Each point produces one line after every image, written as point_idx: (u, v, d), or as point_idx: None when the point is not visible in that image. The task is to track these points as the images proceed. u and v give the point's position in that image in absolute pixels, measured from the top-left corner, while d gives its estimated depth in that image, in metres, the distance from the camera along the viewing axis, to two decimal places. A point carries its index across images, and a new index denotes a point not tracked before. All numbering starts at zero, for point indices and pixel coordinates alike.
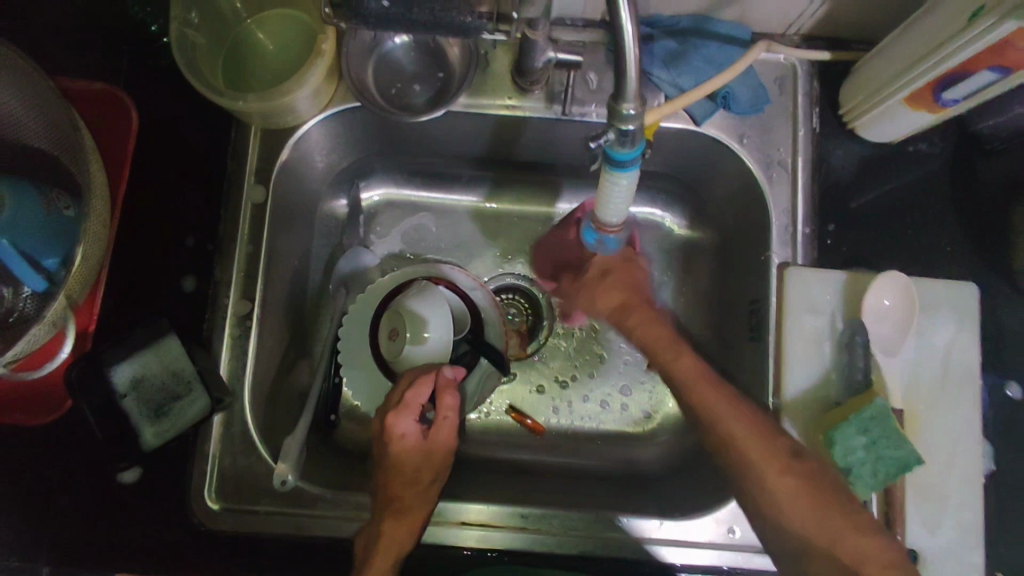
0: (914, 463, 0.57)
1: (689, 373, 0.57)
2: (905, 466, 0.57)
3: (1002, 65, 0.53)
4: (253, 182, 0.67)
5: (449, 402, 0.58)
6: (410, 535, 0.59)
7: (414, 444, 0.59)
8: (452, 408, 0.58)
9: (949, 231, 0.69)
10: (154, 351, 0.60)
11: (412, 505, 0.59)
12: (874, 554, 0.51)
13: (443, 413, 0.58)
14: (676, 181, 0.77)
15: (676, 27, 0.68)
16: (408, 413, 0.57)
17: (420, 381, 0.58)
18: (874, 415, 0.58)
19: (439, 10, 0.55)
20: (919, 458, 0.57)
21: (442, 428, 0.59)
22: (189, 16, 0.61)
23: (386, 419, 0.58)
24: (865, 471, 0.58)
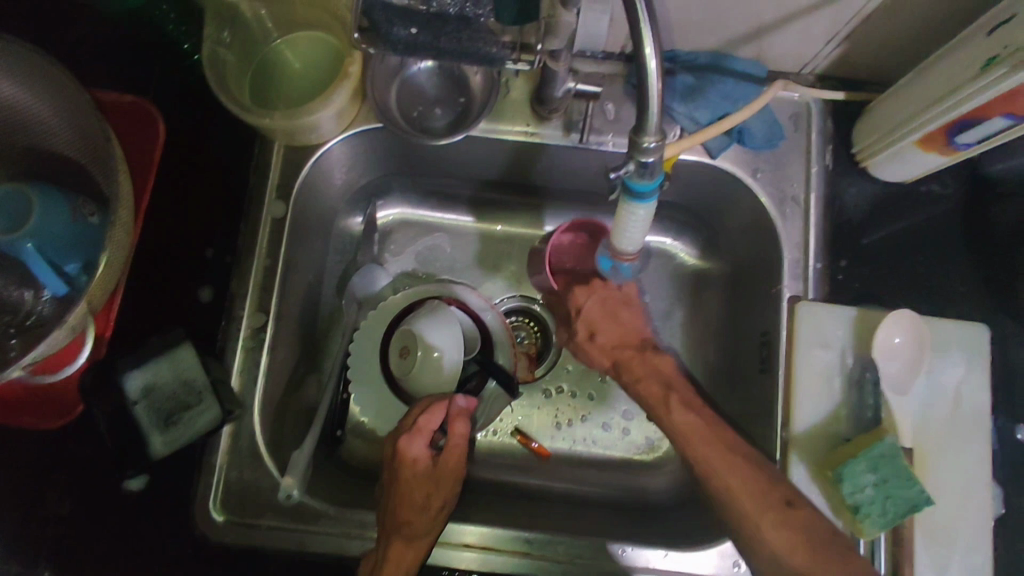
0: (924, 504, 0.56)
1: None
2: (915, 506, 0.57)
3: (1013, 113, 0.54)
4: (273, 197, 0.68)
5: (460, 429, 0.61)
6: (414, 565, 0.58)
7: (424, 471, 0.60)
8: (462, 436, 0.61)
9: (960, 270, 0.69)
10: (168, 360, 0.60)
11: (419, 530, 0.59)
12: None
13: (454, 440, 0.61)
14: (689, 212, 0.78)
15: (695, 62, 0.70)
16: (420, 437, 0.60)
17: (434, 406, 0.61)
18: (884, 453, 0.58)
19: (465, 40, 0.56)
20: (929, 500, 0.56)
21: (451, 456, 0.60)
22: (221, 35, 0.64)
23: (399, 443, 0.60)
24: (875, 509, 0.58)
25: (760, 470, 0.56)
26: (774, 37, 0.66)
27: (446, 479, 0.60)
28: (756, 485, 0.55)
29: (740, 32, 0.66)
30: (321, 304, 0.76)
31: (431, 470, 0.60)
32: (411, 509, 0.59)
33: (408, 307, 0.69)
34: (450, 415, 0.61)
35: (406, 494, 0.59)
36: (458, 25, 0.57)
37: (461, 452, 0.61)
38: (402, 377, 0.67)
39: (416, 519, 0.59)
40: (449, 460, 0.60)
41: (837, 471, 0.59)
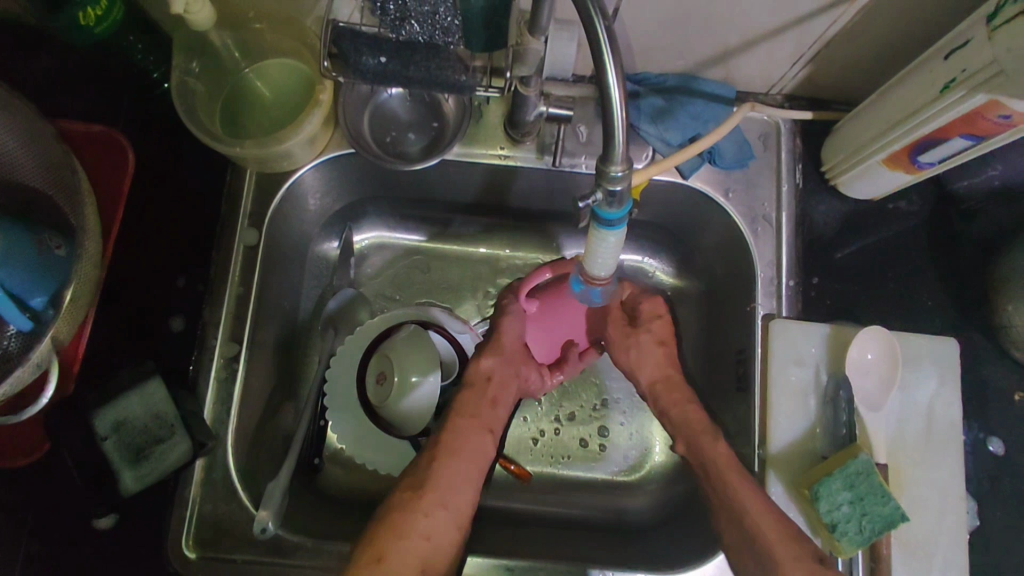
0: (899, 520, 0.57)
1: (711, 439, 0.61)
2: (891, 522, 0.57)
3: (973, 133, 0.55)
4: (246, 225, 0.68)
5: (509, 304, 0.68)
6: (469, 498, 0.58)
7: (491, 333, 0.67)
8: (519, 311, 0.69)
9: (929, 286, 0.71)
10: (138, 393, 0.59)
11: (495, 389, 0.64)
12: None
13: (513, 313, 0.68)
14: (664, 231, 0.79)
15: (664, 84, 0.71)
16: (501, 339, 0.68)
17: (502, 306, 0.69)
18: (858, 471, 0.58)
19: (434, 68, 0.57)
20: (904, 514, 0.57)
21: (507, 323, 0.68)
22: (190, 66, 0.64)
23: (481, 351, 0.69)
24: (851, 527, 0.58)
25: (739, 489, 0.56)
26: (740, 60, 0.68)
27: (508, 354, 0.66)
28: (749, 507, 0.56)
29: (708, 54, 0.67)
30: (297, 330, 0.75)
31: (493, 342, 0.66)
32: (473, 416, 0.62)
33: (382, 333, 0.70)
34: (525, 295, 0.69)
35: (468, 402, 0.63)
36: (427, 54, 0.57)
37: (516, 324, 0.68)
38: (379, 406, 0.67)
39: (480, 424, 0.62)
40: (506, 337, 0.67)
41: (813, 490, 0.60)
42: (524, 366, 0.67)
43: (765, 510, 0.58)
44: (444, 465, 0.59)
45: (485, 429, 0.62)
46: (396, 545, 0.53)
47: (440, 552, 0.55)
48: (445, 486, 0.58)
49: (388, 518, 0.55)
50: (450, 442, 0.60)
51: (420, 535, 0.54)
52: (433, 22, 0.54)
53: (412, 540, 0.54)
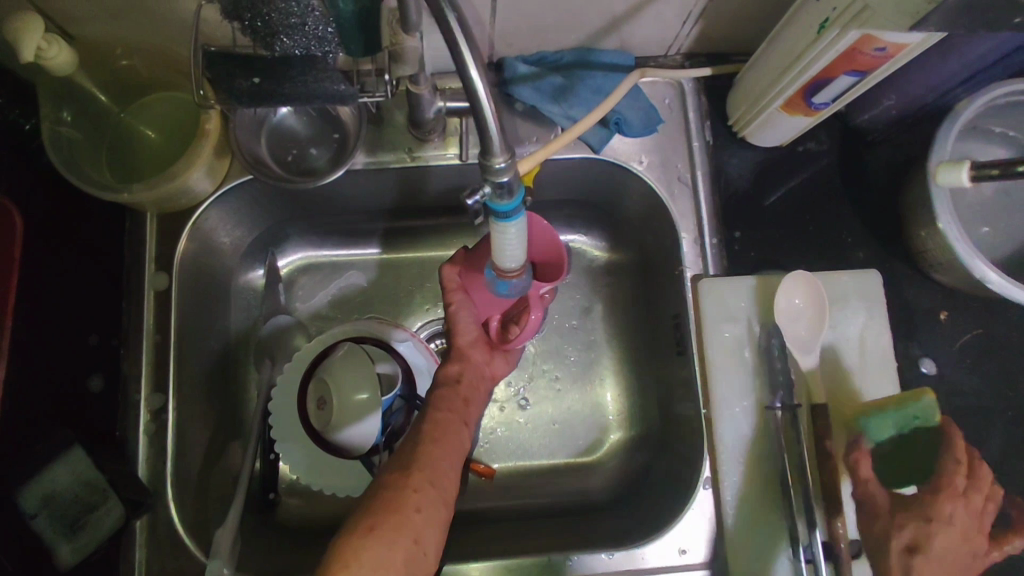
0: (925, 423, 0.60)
1: (948, 546, 0.56)
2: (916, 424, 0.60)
3: (856, 69, 0.55)
4: (153, 269, 0.66)
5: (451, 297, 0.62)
6: (453, 490, 0.53)
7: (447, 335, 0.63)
8: (479, 366, 0.62)
9: (847, 221, 0.72)
10: (64, 463, 0.56)
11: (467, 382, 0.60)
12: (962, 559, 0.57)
13: (470, 371, 0.61)
14: (589, 206, 0.79)
15: (560, 62, 0.70)
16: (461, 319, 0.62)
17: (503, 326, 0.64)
18: (919, 412, 0.59)
19: (310, 82, 0.56)
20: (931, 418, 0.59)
21: (490, 375, 0.63)
22: (60, 115, 0.59)
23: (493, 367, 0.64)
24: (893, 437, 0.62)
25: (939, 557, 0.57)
26: (630, 26, 0.67)
27: (466, 352, 0.62)
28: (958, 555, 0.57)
29: (598, 26, 0.67)
30: (231, 367, 0.73)
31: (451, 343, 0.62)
32: (451, 411, 0.57)
33: (319, 354, 0.68)
34: (449, 285, 0.62)
35: (442, 399, 0.58)
36: (303, 67, 0.55)
37: (503, 363, 0.65)
38: (323, 430, 0.66)
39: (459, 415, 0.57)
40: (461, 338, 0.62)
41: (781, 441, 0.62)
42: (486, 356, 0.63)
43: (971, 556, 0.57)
44: (433, 453, 0.53)
45: (461, 422, 0.57)
46: (388, 508, 0.48)
47: (434, 524, 0.49)
48: (430, 465, 0.52)
49: (380, 501, 0.49)
50: (435, 423, 0.56)
51: (414, 514, 0.49)
52: (304, 33, 0.52)
53: (406, 519, 0.48)
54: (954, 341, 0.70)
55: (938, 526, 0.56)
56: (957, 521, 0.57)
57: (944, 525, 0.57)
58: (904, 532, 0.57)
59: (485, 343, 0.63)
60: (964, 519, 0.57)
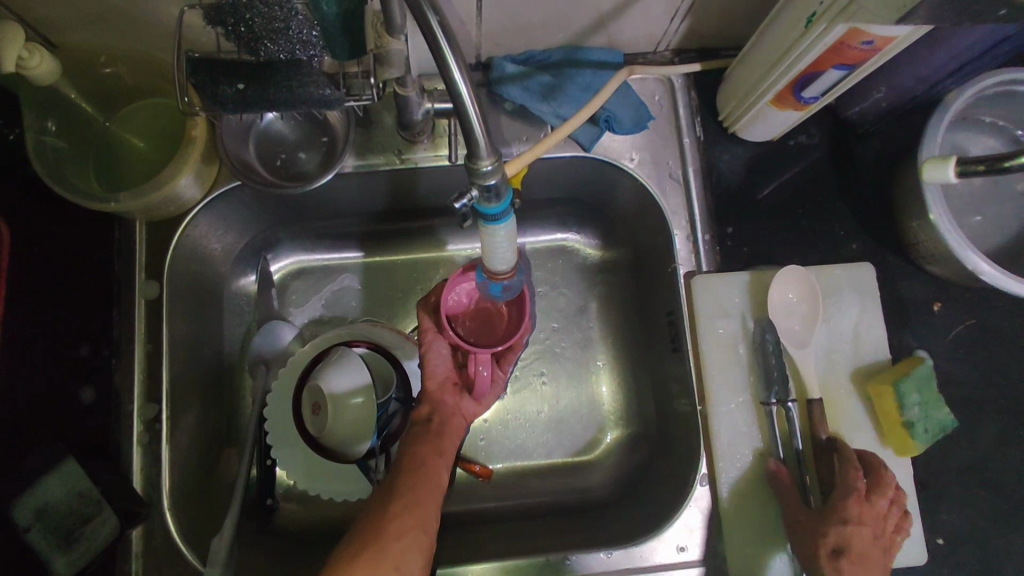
0: (950, 424, 0.62)
1: (864, 543, 0.55)
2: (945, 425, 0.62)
3: (844, 63, 0.55)
4: (143, 278, 0.65)
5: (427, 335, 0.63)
6: (436, 518, 0.54)
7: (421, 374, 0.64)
8: (448, 408, 0.62)
9: (839, 214, 0.72)
10: (57, 475, 0.56)
11: (439, 421, 0.60)
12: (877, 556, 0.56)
13: (440, 413, 0.61)
14: (581, 205, 0.79)
15: (549, 60, 0.70)
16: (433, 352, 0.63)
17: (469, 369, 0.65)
18: (925, 376, 0.63)
19: (295, 87, 0.55)
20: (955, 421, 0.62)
21: (462, 416, 0.63)
22: (45, 125, 0.58)
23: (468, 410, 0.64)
24: (918, 425, 0.62)
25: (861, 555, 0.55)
26: (619, 23, 0.67)
27: (434, 393, 0.62)
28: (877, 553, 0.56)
29: (586, 23, 0.66)
30: (225, 374, 0.73)
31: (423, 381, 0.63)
32: (424, 445, 0.58)
33: (313, 359, 0.68)
34: (425, 325, 0.64)
35: (414, 436, 0.59)
36: (288, 72, 0.55)
37: (475, 405, 0.64)
38: (318, 435, 0.66)
39: (432, 446, 0.58)
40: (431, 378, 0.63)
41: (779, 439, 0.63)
42: (456, 397, 0.63)
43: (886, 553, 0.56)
44: (408, 484, 0.55)
45: (437, 455, 0.58)
46: (369, 536, 0.51)
47: (416, 547, 0.51)
48: (408, 493, 0.54)
49: (360, 532, 0.51)
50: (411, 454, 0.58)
51: (393, 542, 0.50)
52: (288, 38, 0.53)
53: (386, 547, 0.50)
54: (948, 332, 0.70)
55: (855, 527, 0.56)
56: (865, 520, 0.56)
57: (861, 526, 0.56)
58: (828, 534, 0.56)
59: (456, 385, 0.64)
60: (870, 516, 0.57)
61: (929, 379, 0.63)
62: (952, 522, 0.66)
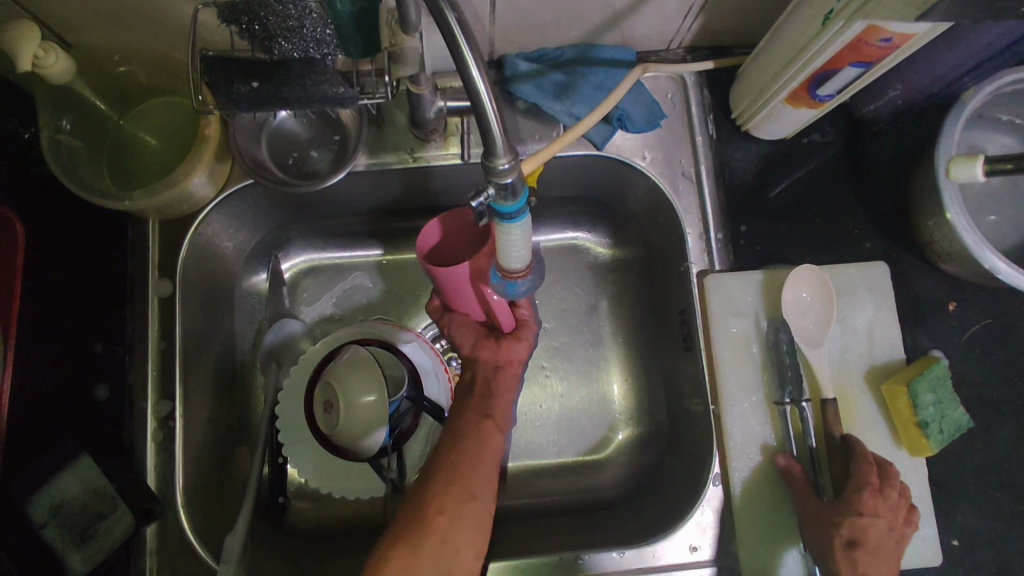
0: (966, 425, 0.62)
1: (879, 537, 0.56)
2: (961, 427, 0.62)
3: (861, 61, 0.54)
4: (158, 275, 0.66)
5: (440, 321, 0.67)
6: (487, 486, 0.55)
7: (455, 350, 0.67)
8: (490, 361, 0.64)
9: (853, 213, 0.71)
10: (73, 472, 0.56)
11: (485, 386, 0.63)
12: (891, 550, 0.56)
13: (484, 372, 0.64)
14: (593, 203, 0.79)
15: (561, 58, 0.69)
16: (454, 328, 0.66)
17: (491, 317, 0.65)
18: (940, 376, 0.62)
19: (310, 85, 0.55)
20: (970, 422, 0.62)
21: (507, 361, 0.64)
22: (61, 123, 0.58)
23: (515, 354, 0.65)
24: (934, 426, 0.61)
25: (876, 547, 0.55)
26: (632, 21, 0.67)
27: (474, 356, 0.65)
28: (890, 545, 0.56)
29: (599, 21, 0.66)
30: (237, 371, 0.73)
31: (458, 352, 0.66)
32: (472, 407, 0.61)
33: (324, 357, 0.68)
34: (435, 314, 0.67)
35: (462, 405, 0.61)
36: (302, 70, 0.55)
37: (518, 344, 0.64)
38: (330, 433, 0.65)
39: (480, 413, 0.60)
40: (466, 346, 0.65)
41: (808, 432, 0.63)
42: (496, 345, 0.64)
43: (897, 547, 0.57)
44: (452, 458, 0.55)
45: (486, 419, 0.59)
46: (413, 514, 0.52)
47: (463, 520, 0.52)
48: (453, 464, 0.55)
49: (405, 512, 0.52)
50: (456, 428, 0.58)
51: (437, 518, 0.51)
52: (303, 36, 0.53)
53: (429, 524, 0.51)
54: (964, 331, 0.69)
55: (870, 519, 0.56)
56: (881, 512, 0.56)
57: (877, 519, 0.56)
58: (842, 525, 0.56)
59: (490, 336, 0.65)
60: (884, 509, 0.57)
61: (946, 380, 0.62)
62: (967, 522, 0.65)
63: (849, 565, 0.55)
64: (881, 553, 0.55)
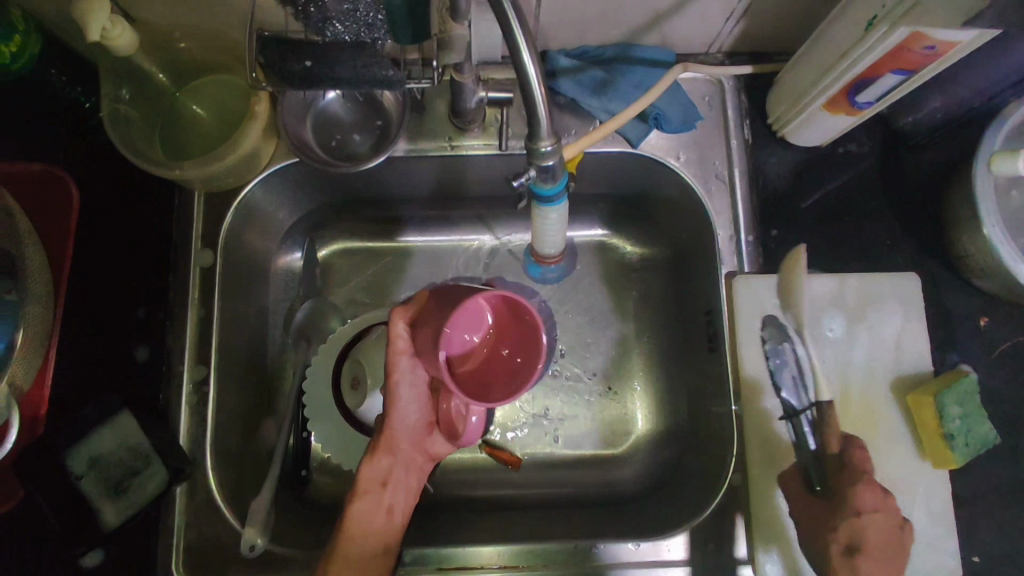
0: (991, 441, 0.62)
1: (879, 534, 0.58)
2: (985, 443, 0.62)
3: (902, 69, 0.55)
4: (200, 246, 0.68)
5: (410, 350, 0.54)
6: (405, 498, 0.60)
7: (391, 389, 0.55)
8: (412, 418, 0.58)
9: (887, 223, 0.71)
10: (110, 428, 0.59)
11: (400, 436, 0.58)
12: (887, 547, 0.58)
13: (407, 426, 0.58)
14: (625, 202, 0.80)
15: (602, 57, 0.71)
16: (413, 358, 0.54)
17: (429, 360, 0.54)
18: (969, 390, 0.62)
19: (361, 66, 0.57)
20: (996, 437, 0.62)
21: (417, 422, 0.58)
22: (120, 93, 0.61)
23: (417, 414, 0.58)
24: (960, 440, 0.61)
25: (878, 548, 0.57)
26: (673, 23, 0.68)
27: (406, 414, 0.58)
28: (890, 543, 0.58)
29: (640, 22, 0.67)
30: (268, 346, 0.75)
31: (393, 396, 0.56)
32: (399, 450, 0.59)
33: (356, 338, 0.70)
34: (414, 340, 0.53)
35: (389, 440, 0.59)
36: (353, 53, 0.56)
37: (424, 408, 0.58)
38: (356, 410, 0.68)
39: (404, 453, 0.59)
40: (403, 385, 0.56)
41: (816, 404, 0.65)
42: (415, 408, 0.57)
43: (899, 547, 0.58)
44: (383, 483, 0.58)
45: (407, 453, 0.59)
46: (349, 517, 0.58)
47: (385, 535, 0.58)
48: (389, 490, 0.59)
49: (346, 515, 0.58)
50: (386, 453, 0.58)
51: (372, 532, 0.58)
52: (355, 19, 0.54)
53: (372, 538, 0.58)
54: (994, 348, 0.69)
55: (868, 517, 0.58)
56: (878, 510, 0.58)
57: (875, 518, 0.58)
58: (841, 528, 0.58)
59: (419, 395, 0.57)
60: (883, 508, 0.59)
61: (975, 397, 0.62)
62: (990, 540, 0.65)
63: (850, 572, 0.56)
64: (878, 550, 0.57)
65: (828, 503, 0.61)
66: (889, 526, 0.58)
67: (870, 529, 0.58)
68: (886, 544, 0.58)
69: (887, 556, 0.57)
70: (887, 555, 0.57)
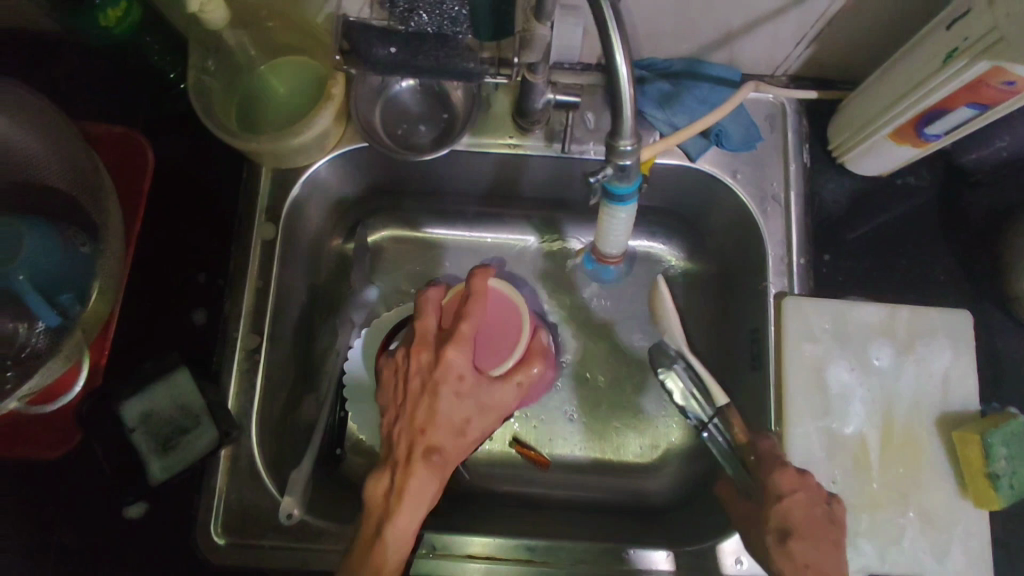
0: None
1: (802, 513, 0.56)
2: None
3: (978, 102, 0.55)
4: (263, 218, 0.69)
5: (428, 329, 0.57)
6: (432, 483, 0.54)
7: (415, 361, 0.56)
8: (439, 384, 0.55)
9: (941, 259, 0.71)
10: (166, 384, 0.61)
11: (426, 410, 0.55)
12: (819, 531, 0.55)
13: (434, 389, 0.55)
14: (675, 216, 0.80)
15: (670, 69, 0.72)
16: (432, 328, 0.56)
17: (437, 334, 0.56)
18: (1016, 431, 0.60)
19: (443, 57, 0.59)
20: None
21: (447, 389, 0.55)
22: (206, 64, 0.65)
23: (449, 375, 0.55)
24: (1006, 481, 0.60)
25: (812, 535, 0.55)
26: (744, 42, 0.68)
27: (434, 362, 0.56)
28: (819, 529, 0.55)
29: (712, 38, 0.68)
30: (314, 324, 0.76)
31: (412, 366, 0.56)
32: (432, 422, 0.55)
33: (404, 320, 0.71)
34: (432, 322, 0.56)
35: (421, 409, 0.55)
36: (436, 44, 0.58)
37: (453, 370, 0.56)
38: None
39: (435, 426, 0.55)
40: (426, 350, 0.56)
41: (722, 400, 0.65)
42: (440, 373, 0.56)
43: (832, 534, 0.55)
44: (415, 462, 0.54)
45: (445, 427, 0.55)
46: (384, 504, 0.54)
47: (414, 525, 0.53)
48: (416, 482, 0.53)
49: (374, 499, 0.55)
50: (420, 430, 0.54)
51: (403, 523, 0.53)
52: (441, 12, 0.56)
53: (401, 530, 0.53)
54: None
55: (790, 499, 0.56)
56: (799, 489, 0.57)
57: (797, 498, 0.56)
58: (771, 515, 0.56)
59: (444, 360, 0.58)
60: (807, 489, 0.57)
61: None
62: None
63: (785, 559, 0.54)
64: (805, 531, 0.55)
65: (756, 496, 0.59)
66: (813, 512, 0.56)
67: (795, 511, 0.56)
68: (821, 531, 0.55)
69: (816, 539, 0.55)
70: (814, 540, 0.55)
